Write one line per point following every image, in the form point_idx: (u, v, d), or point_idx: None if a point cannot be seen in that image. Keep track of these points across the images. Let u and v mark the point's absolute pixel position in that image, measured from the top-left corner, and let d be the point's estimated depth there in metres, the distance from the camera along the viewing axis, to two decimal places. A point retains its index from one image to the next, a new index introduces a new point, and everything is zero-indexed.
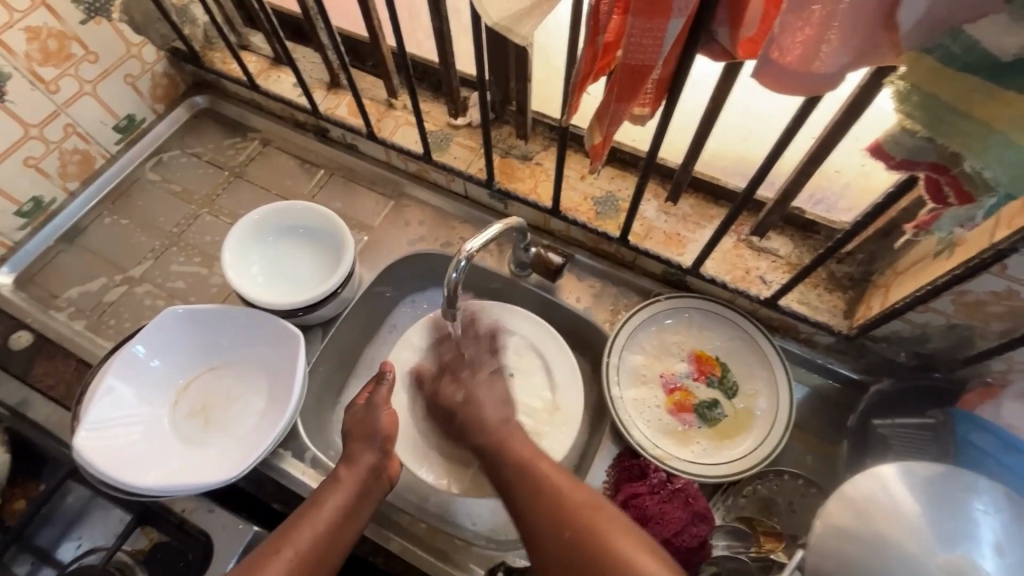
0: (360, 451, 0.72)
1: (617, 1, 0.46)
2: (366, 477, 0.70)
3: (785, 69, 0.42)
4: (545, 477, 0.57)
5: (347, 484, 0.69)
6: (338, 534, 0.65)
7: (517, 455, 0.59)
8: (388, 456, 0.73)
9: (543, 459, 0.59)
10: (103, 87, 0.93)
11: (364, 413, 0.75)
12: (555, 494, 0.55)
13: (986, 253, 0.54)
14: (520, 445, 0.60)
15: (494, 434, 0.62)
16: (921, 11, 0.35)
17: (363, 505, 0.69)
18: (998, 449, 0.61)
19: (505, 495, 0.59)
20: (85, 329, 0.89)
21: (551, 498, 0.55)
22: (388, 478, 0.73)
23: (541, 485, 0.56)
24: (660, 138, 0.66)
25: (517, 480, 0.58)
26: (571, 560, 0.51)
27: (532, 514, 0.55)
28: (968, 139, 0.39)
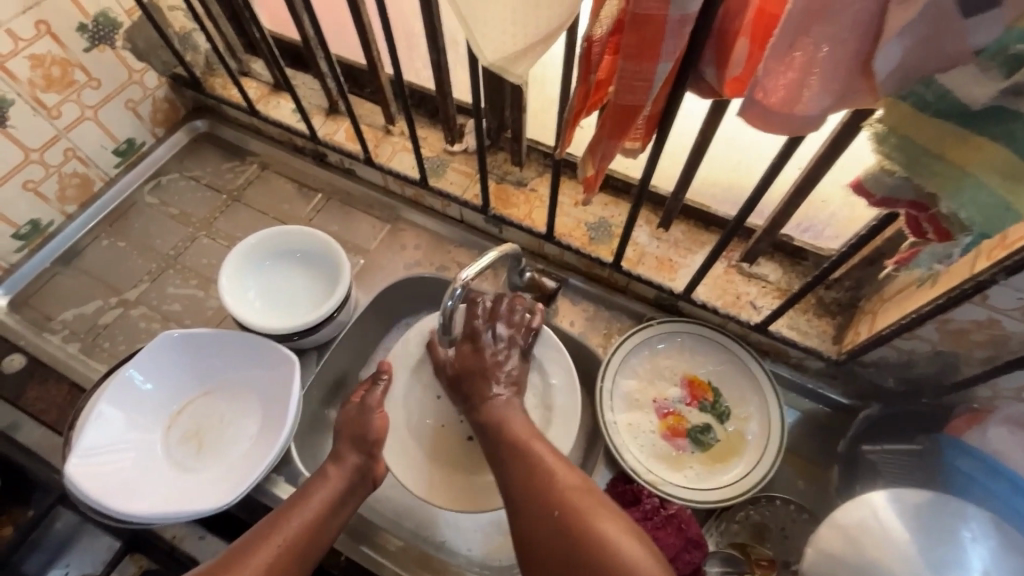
0: (346, 450, 0.74)
1: (609, 42, 0.48)
2: (352, 478, 0.72)
3: (770, 109, 0.45)
4: (541, 461, 0.64)
5: (334, 481, 0.71)
6: (323, 525, 0.68)
7: (514, 431, 0.68)
8: (374, 459, 0.74)
9: (540, 441, 0.67)
10: (104, 112, 0.94)
11: (358, 412, 0.76)
12: (544, 472, 0.63)
13: (967, 284, 0.56)
14: (521, 425, 0.69)
15: (494, 411, 0.70)
16: (897, 58, 0.37)
17: (349, 500, 0.71)
18: (985, 476, 0.62)
19: (498, 469, 0.66)
20: (79, 352, 0.89)
21: (542, 477, 0.62)
22: (373, 478, 0.74)
23: (536, 464, 0.64)
24: (652, 169, 0.68)
25: (513, 451, 0.66)
26: (557, 538, 0.57)
27: (523, 490, 0.62)
28: (944, 179, 0.41)
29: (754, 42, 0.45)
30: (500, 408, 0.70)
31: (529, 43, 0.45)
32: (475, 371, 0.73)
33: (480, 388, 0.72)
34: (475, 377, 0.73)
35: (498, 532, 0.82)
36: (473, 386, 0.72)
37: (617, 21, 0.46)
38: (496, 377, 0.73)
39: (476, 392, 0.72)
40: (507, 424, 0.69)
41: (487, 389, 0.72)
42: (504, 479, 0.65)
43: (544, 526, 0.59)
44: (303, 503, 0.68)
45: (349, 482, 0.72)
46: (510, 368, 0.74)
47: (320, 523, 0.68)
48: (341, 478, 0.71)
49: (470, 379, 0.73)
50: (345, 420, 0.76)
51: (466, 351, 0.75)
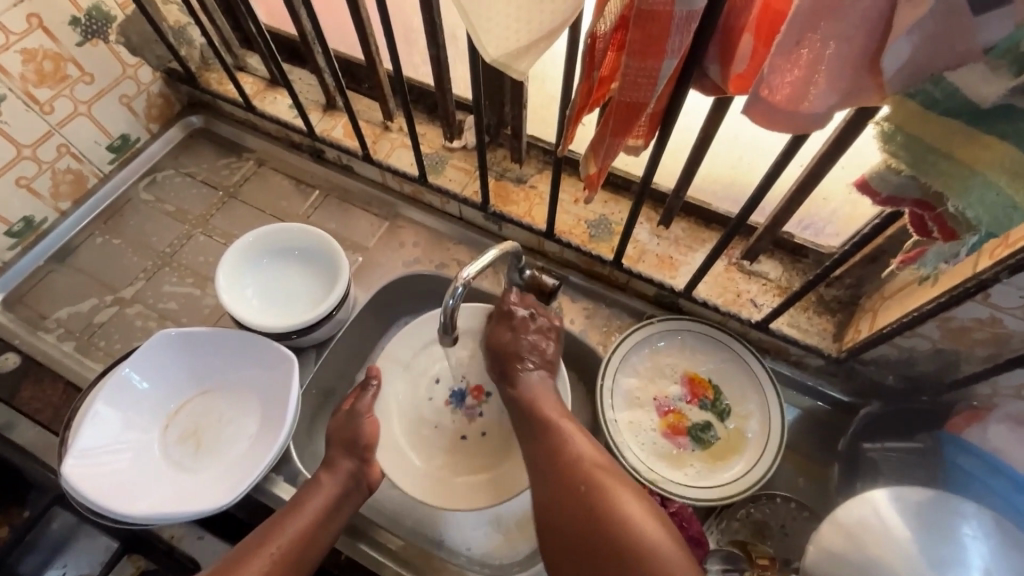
0: (339, 457, 0.74)
1: (612, 38, 0.47)
2: (346, 482, 0.73)
3: (774, 107, 0.44)
4: (568, 438, 0.67)
5: (327, 488, 0.71)
6: (316, 533, 0.68)
7: (544, 409, 0.71)
8: (368, 464, 0.75)
9: (568, 421, 0.70)
10: (98, 107, 0.93)
11: (347, 419, 0.77)
12: (570, 449, 0.66)
13: (969, 282, 0.56)
14: (551, 404, 0.72)
15: (527, 388, 0.74)
16: (904, 56, 0.36)
17: (344, 507, 0.72)
18: (984, 472, 0.63)
19: (528, 444, 0.70)
20: (74, 351, 0.88)
21: (567, 455, 0.65)
22: (368, 484, 0.75)
23: (563, 443, 0.67)
24: (654, 167, 0.68)
25: (543, 428, 0.70)
26: (580, 510, 0.60)
27: (550, 464, 0.66)
28: (951, 179, 0.41)
29: (759, 38, 0.44)
30: (533, 387, 0.74)
31: (530, 40, 0.45)
32: (510, 350, 0.76)
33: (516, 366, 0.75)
34: (508, 356, 0.76)
35: (497, 531, 0.82)
36: (507, 365, 0.75)
37: (620, 17, 0.45)
38: (529, 356, 0.76)
39: (509, 369, 0.75)
40: (538, 403, 0.72)
41: (520, 367, 0.75)
42: (532, 454, 0.69)
43: (568, 499, 0.62)
44: (297, 512, 0.69)
45: (345, 487, 0.72)
46: (543, 349, 0.77)
47: (313, 530, 0.68)
48: (334, 485, 0.72)
49: (504, 356, 0.76)
50: (336, 426, 0.77)
51: (501, 331, 0.77)
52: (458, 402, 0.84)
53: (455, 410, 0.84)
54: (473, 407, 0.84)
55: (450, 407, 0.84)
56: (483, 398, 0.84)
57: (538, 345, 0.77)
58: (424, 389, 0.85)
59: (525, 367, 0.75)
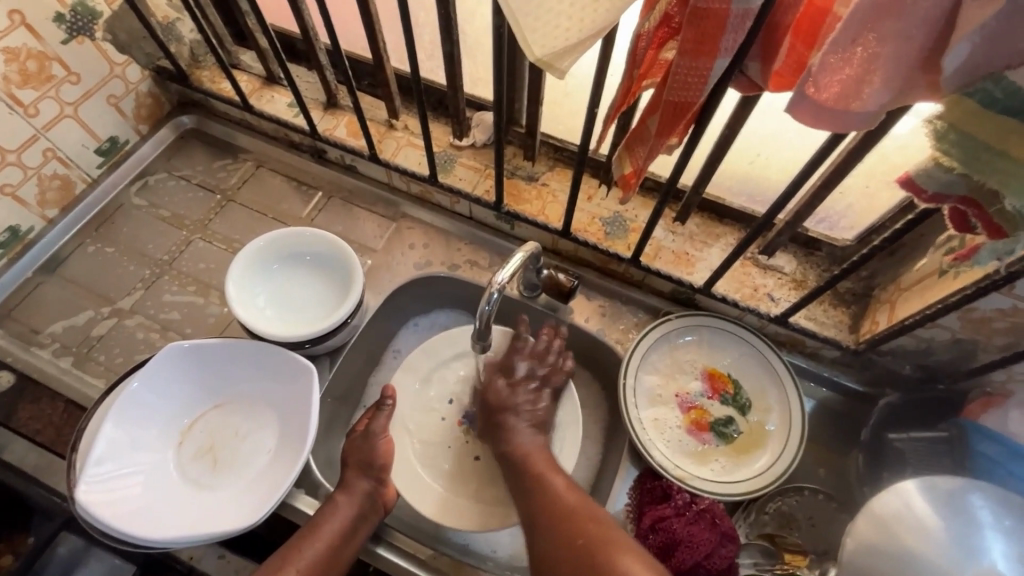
0: (354, 478, 0.72)
1: (656, 36, 0.46)
2: (363, 503, 0.71)
3: (821, 106, 0.44)
4: (561, 493, 0.66)
5: (343, 511, 0.70)
6: (336, 555, 0.67)
7: (537, 466, 0.69)
8: (383, 483, 0.73)
9: (561, 477, 0.68)
10: (85, 109, 0.88)
11: (361, 441, 0.75)
12: (565, 504, 0.64)
13: (997, 275, 0.57)
14: (541, 458, 0.71)
15: (518, 443, 0.72)
16: (964, 56, 0.36)
17: (362, 528, 0.70)
18: (1006, 458, 0.64)
19: (519, 500, 0.69)
20: (72, 366, 0.84)
21: (563, 509, 0.64)
22: (383, 503, 0.73)
23: (558, 498, 0.65)
24: (681, 166, 0.67)
25: (536, 487, 0.68)
26: (577, 564, 0.58)
27: (544, 516, 0.64)
28: (1009, 178, 0.41)
29: (799, 37, 0.44)
30: (527, 442, 0.72)
31: (580, 37, 0.43)
32: (501, 408, 0.75)
33: (509, 425, 0.73)
34: (502, 413, 0.74)
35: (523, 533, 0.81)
36: (498, 422, 0.74)
37: (664, 15, 0.44)
38: (522, 413, 0.74)
39: (502, 424, 0.74)
40: (528, 462, 0.70)
41: (513, 423, 0.74)
42: (525, 513, 0.67)
43: (568, 553, 0.60)
44: (312, 536, 0.67)
45: (364, 506, 0.71)
46: (537, 408, 0.76)
47: (330, 556, 0.67)
48: (353, 505, 0.70)
49: (497, 412, 0.75)
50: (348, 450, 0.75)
51: (495, 386, 0.77)
52: (470, 421, 0.83)
53: (469, 430, 0.82)
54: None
55: (462, 429, 0.82)
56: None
57: (533, 403, 0.76)
58: (436, 408, 0.84)
59: (519, 423, 0.74)
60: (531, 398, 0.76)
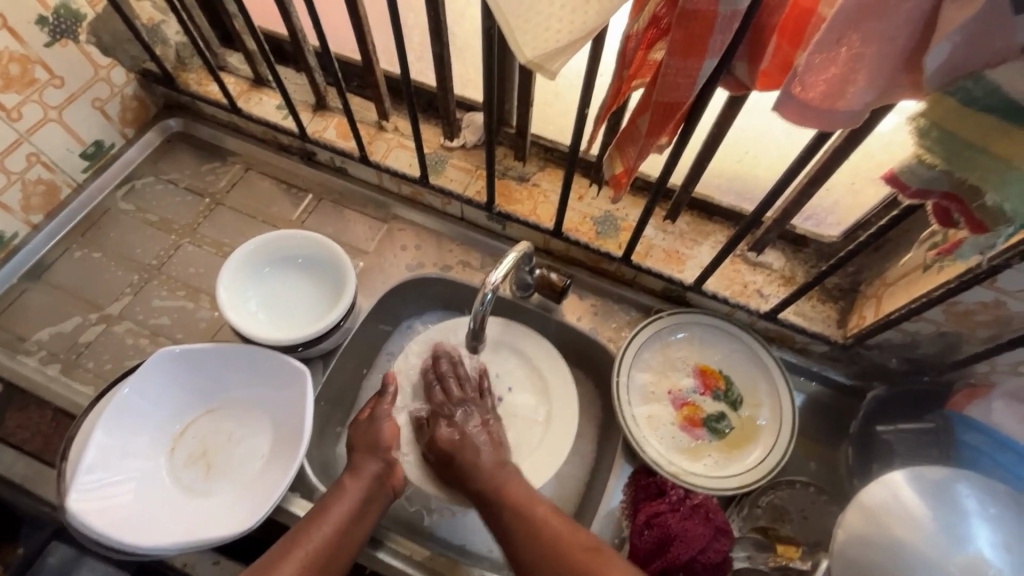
0: (362, 460, 0.73)
1: (645, 37, 0.46)
2: (371, 485, 0.71)
3: (808, 105, 0.44)
4: (544, 522, 0.64)
5: (351, 492, 0.69)
6: (345, 536, 0.66)
7: (515, 499, 0.67)
8: (392, 465, 0.73)
9: (542, 506, 0.66)
10: (69, 112, 0.87)
11: (368, 424, 0.76)
12: (552, 530, 0.63)
13: (979, 269, 0.59)
14: (519, 488, 0.68)
15: (487, 478, 0.70)
16: (944, 56, 0.37)
17: (369, 511, 0.70)
18: (992, 448, 0.66)
19: (501, 536, 0.66)
20: (60, 373, 0.83)
21: (549, 539, 0.62)
22: (394, 486, 0.73)
23: (543, 526, 0.63)
24: (671, 165, 0.67)
25: (517, 521, 0.65)
26: None
27: (530, 551, 0.62)
28: (988, 173, 0.42)
29: (785, 38, 0.45)
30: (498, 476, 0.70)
31: (571, 39, 0.43)
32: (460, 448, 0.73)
33: (470, 461, 0.71)
34: (457, 455, 0.72)
35: None
36: (460, 464, 0.72)
37: (653, 16, 0.45)
38: (481, 446, 0.73)
39: (465, 463, 0.72)
40: (505, 494, 0.68)
41: (475, 457, 0.72)
42: (511, 549, 0.64)
43: None
44: (322, 517, 0.66)
45: (376, 484, 0.71)
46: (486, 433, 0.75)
47: (339, 538, 0.66)
48: (364, 482, 0.70)
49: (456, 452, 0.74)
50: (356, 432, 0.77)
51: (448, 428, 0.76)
52: None
53: None
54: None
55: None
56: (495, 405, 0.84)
57: (483, 433, 0.75)
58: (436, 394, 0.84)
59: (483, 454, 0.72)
60: (479, 430, 0.75)
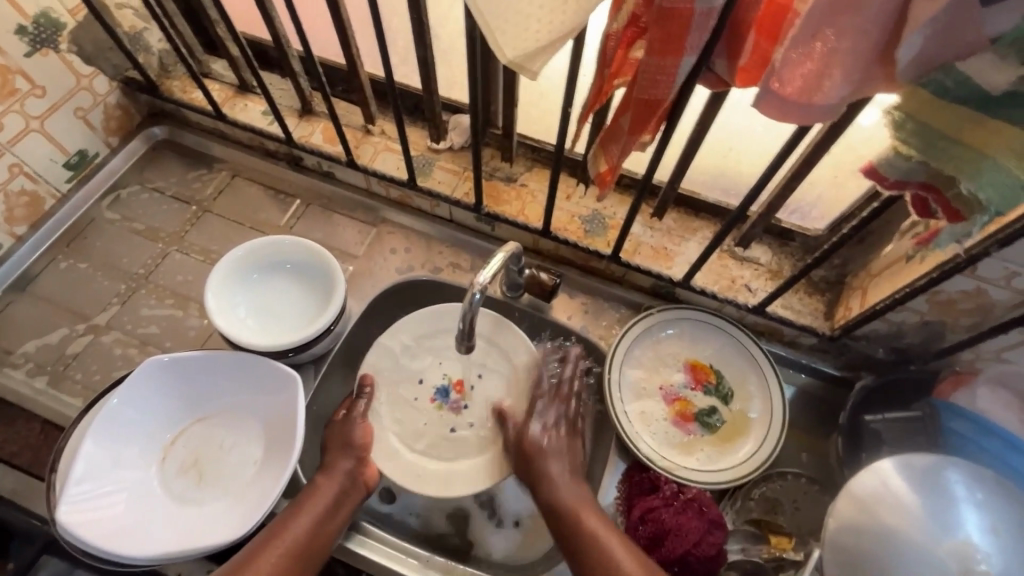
0: (335, 458, 0.73)
1: (624, 36, 0.47)
2: (344, 482, 0.71)
3: (786, 99, 0.45)
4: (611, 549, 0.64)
5: (325, 491, 0.70)
6: (321, 529, 0.67)
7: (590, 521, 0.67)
8: (364, 463, 0.74)
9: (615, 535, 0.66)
10: (51, 121, 0.86)
11: (341, 426, 0.76)
12: (621, 574, 0.61)
13: (959, 258, 0.60)
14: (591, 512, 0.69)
15: (563, 491, 0.71)
16: (917, 48, 0.38)
17: (342, 508, 0.70)
18: (978, 435, 0.67)
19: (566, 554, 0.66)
20: (48, 385, 0.82)
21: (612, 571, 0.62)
22: (366, 482, 0.73)
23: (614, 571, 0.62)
24: (656, 162, 0.68)
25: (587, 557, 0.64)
26: None
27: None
28: (963, 163, 0.43)
29: (762, 33, 0.46)
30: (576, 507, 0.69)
31: (551, 38, 0.44)
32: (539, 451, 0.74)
33: (547, 473, 0.72)
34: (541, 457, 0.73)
35: (516, 531, 0.81)
36: (538, 470, 0.72)
37: (632, 15, 0.45)
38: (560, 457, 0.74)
39: (541, 472, 0.72)
40: (579, 524, 0.67)
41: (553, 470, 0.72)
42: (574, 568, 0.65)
43: None
44: (299, 510, 0.68)
45: (353, 476, 0.72)
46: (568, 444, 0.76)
47: (316, 531, 0.67)
48: (341, 475, 0.72)
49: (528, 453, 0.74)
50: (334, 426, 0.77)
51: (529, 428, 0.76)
52: (442, 396, 0.84)
53: (442, 406, 0.83)
54: (458, 401, 0.84)
55: (436, 405, 0.83)
56: (465, 391, 0.84)
57: (563, 444, 0.76)
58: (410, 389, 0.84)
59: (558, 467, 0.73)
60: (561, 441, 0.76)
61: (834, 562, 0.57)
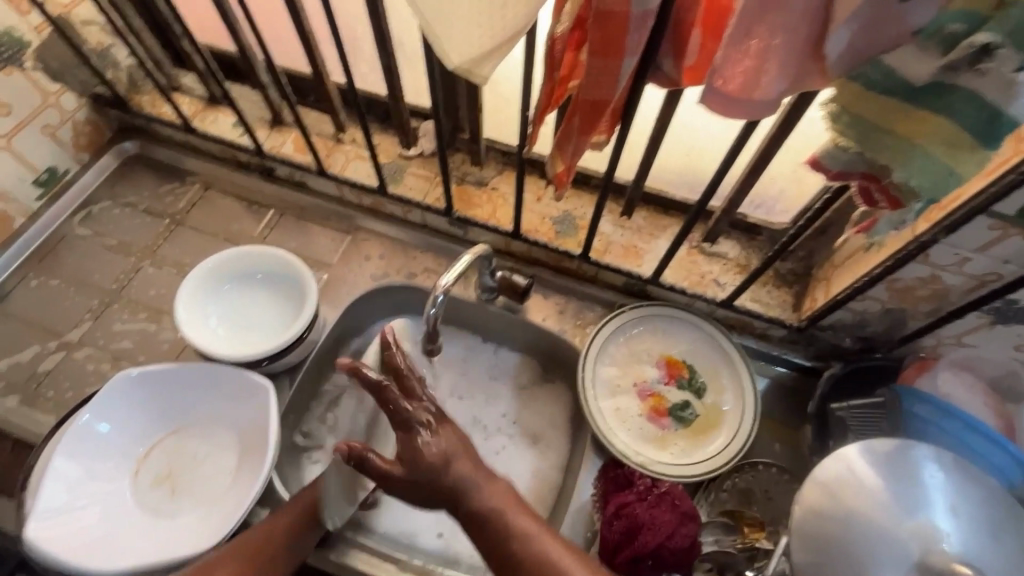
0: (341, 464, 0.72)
1: (571, 38, 0.48)
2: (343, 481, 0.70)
3: (729, 96, 0.46)
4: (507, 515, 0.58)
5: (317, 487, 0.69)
6: (299, 533, 0.66)
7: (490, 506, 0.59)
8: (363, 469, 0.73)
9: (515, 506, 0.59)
10: (18, 140, 0.85)
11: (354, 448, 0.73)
12: (519, 536, 0.57)
13: (911, 245, 0.62)
14: (481, 484, 0.60)
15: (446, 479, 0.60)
16: (844, 44, 0.39)
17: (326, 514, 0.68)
18: (939, 417, 0.67)
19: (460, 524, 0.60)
20: (21, 404, 0.82)
21: (507, 538, 0.57)
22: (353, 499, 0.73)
23: (547, 573, 0.55)
24: (616, 160, 0.69)
25: (525, 571, 0.56)
26: None
27: (498, 552, 0.57)
28: (894, 153, 0.45)
29: (707, 32, 0.47)
30: (503, 513, 0.58)
31: (496, 43, 0.45)
32: (440, 463, 0.60)
33: (421, 470, 0.60)
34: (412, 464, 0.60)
35: None
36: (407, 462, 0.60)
37: (577, 17, 0.46)
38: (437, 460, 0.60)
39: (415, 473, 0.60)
40: (511, 540, 0.57)
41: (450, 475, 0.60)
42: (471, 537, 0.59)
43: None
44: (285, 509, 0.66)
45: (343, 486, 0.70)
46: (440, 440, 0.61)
47: (293, 533, 0.65)
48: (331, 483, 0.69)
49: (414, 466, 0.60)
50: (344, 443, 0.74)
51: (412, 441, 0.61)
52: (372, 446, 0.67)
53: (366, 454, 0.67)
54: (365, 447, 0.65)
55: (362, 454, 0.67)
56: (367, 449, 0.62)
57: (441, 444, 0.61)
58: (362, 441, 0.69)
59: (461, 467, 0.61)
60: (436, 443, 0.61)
61: (802, 550, 0.54)
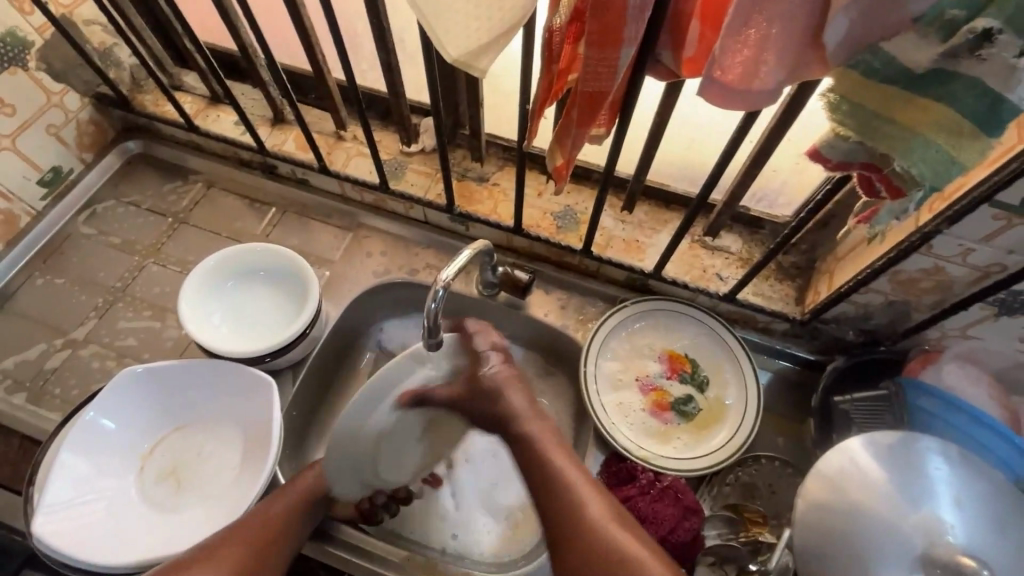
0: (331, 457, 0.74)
1: (568, 30, 0.48)
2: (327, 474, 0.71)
3: (728, 86, 0.45)
4: (542, 439, 0.66)
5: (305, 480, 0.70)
6: (290, 522, 0.66)
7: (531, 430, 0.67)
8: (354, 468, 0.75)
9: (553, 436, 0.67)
10: (22, 139, 0.86)
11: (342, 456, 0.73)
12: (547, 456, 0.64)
13: (914, 236, 0.61)
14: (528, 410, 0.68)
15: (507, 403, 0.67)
16: (844, 31, 0.39)
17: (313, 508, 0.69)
18: (944, 410, 0.66)
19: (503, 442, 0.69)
20: (27, 401, 0.83)
21: (538, 458, 0.65)
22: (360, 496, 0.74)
23: (565, 491, 0.61)
24: (616, 154, 0.69)
25: (544, 487, 0.63)
26: (552, 507, 0.61)
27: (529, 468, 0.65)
28: (895, 141, 0.45)
29: (705, 23, 0.46)
30: (540, 437, 0.66)
31: (492, 35, 0.45)
32: (495, 395, 0.67)
33: (486, 394, 0.67)
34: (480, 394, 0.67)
35: (503, 525, 0.81)
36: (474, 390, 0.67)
37: (574, 9, 0.46)
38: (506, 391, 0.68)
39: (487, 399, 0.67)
40: (540, 465, 0.64)
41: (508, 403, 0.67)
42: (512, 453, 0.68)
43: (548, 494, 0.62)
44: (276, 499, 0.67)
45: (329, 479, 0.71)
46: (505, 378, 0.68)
47: (285, 522, 0.66)
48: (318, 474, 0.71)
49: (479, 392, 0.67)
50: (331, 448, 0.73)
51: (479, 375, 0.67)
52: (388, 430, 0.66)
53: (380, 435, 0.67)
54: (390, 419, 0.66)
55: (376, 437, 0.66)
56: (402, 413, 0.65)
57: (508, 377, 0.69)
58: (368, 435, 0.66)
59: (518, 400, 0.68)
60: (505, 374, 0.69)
61: (803, 538, 0.55)
